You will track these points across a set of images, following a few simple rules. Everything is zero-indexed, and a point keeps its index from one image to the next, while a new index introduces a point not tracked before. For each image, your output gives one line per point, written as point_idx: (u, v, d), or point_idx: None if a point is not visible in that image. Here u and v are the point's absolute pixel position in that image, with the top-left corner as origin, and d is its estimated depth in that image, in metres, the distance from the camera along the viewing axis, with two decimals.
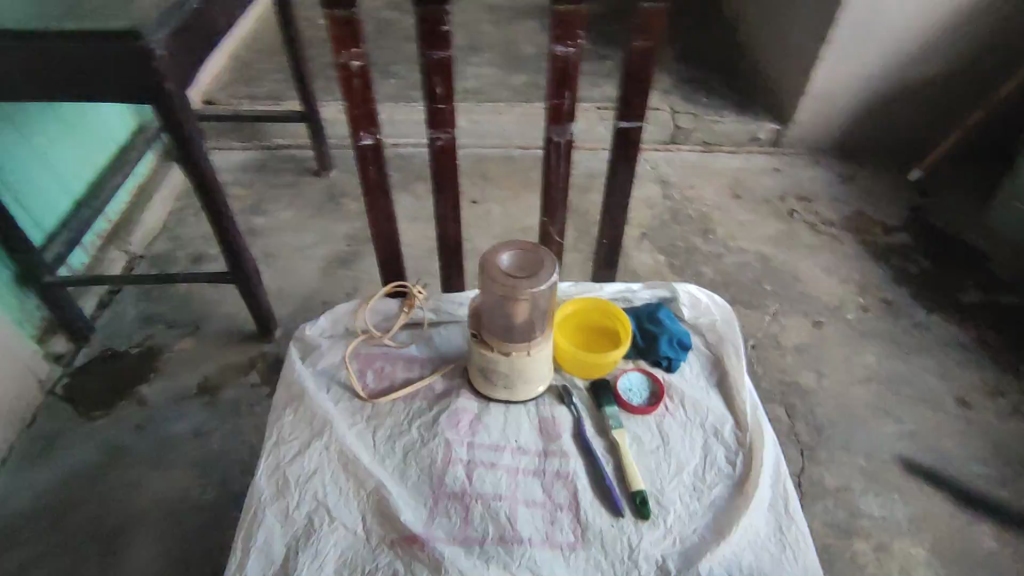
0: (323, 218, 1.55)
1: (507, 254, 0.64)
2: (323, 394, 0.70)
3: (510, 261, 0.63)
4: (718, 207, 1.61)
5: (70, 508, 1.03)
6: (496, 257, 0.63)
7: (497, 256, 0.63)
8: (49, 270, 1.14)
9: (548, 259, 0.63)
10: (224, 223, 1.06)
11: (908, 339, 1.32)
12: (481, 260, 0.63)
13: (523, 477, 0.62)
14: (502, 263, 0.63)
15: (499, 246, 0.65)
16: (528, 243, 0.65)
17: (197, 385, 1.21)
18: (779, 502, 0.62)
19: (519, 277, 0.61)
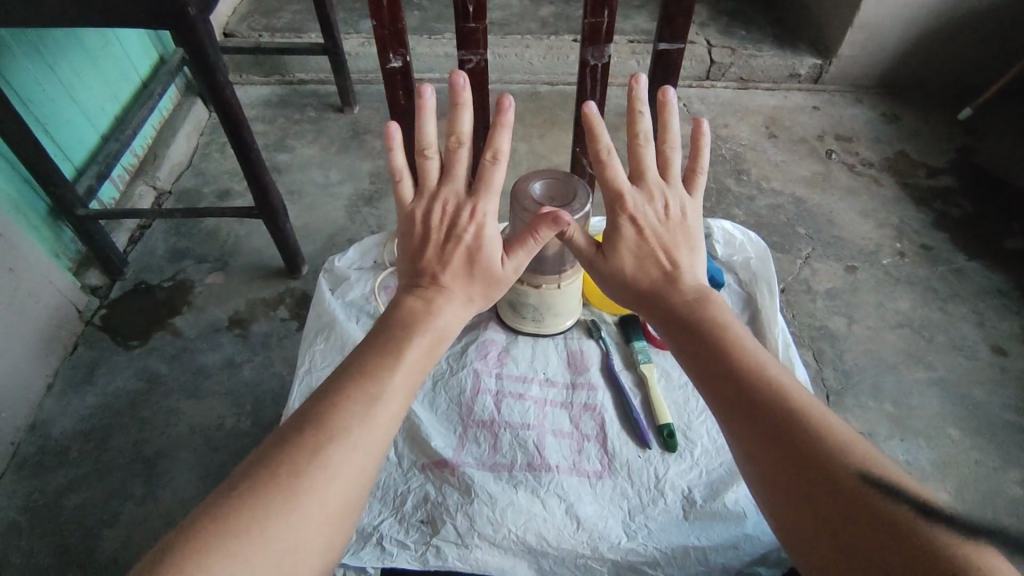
0: (347, 155, 1.53)
1: (538, 183, 0.65)
2: (352, 324, 0.73)
3: (540, 190, 0.65)
4: (752, 146, 1.55)
5: (114, 431, 1.08)
6: (529, 185, 0.65)
7: (527, 185, 0.65)
8: (82, 203, 1.14)
9: (580, 188, 0.65)
10: (250, 156, 1.05)
11: (945, 287, 1.28)
12: (513, 189, 0.65)
13: (551, 408, 0.63)
14: (533, 191, 0.64)
15: (531, 175, 0.66)
16: (559, 171, 0.67)
17: (229, 318, 1.23)
18: None
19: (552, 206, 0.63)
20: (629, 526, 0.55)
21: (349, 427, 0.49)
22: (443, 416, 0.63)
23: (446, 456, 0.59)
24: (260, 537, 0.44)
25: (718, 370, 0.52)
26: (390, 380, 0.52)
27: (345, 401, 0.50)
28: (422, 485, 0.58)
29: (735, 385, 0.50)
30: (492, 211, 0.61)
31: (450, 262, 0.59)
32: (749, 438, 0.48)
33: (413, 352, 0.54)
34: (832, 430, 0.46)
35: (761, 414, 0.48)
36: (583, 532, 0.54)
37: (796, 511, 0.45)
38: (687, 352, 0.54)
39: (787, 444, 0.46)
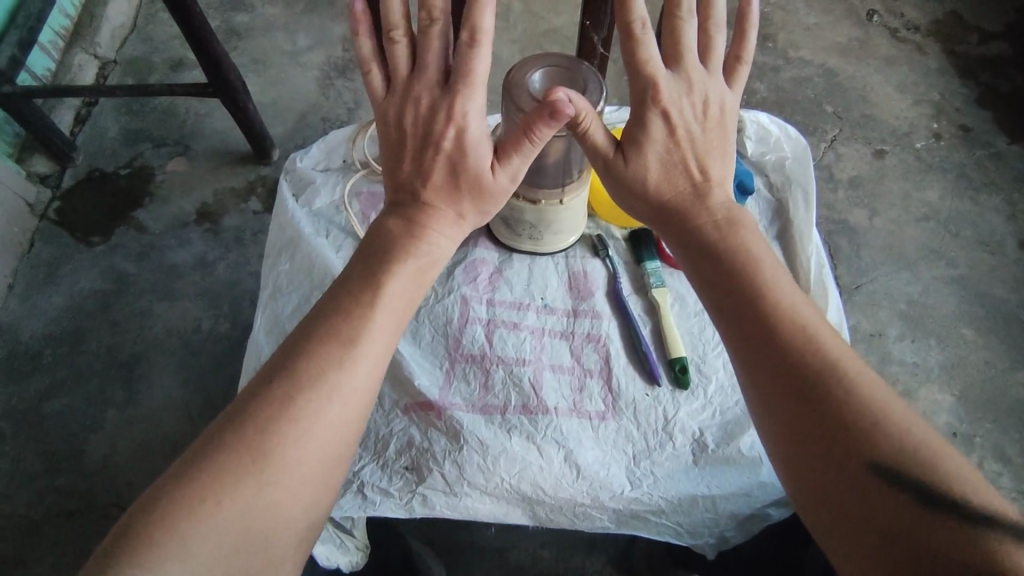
0: (314, 14, 1.32)
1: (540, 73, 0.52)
2: (321, 240, 0.64)
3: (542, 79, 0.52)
4: (782, 5, 1.34)
5: (86, 335, 1.02)
6: (527, 77, 0.52)
7: (525, 73, 0.52)
8: (5, 78, 0.98)
9: (590, 76, 0.52)
10: (192, 20, 0.89)
11: (981, 175, 1.17)
12: (507, 78, 0.52)
13: (549, 340, 0.60)
14: (534, 83, 0.52)
15: (529, 64, 0.53)
16: (567, 57, 0.54)
17: (195, 210, 1.12)
18: None
19: None
20: (633, 473, 0.55)
21: (323, 380, 0.42)
22: (429, 348, 0.59)
23: (431, 398, 0.56)
24: (232, 503, 0.38)
25: (735, 300, 0.45)
26: (373, 321, 0.45)
27: (321, 346, 0.43)
28: (406, 428, 0.56)
29: (753, 320, 0.43)
30: (481, 105, 0.49)
31: (440, 173, 0.49)
32: (762, 381, 0.42)
33: (394, 285, 0.46)
34: (857, 378, 0.40)
35: (779, 354, 0.41)
36: (583, 481, 0.54)
37: (807, 467, 0.39)
38: (702, 279, 0.47)
39: (805, 393, 0.40)
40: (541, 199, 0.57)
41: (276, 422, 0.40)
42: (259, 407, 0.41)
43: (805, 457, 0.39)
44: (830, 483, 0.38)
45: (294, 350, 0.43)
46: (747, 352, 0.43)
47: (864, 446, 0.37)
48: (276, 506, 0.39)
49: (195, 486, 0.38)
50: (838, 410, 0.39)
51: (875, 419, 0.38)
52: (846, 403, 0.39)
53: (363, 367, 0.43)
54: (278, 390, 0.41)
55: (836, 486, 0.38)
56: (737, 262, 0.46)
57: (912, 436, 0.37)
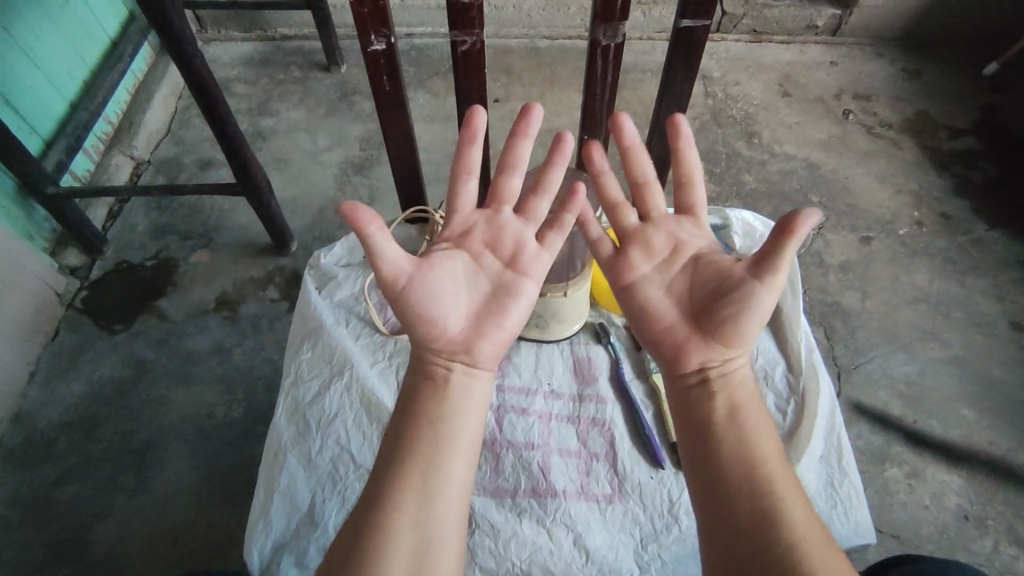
0: (335, 118, 1.44)
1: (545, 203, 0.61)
2: (341, 330, 0.74)
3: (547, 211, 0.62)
4: (765, 106, 1.46)
5: (101, 422, 1.05)
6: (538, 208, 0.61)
7: (537, 208, 0.61)
8: (51, 180, 1.06)
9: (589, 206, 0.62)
10: (227, 131, 0.96)
11: (965, 259, 1.23)
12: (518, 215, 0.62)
13: (556, 425, 0.67)
14: (542, 215, 0.61)
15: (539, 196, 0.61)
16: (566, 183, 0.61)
17: (215, 299, 1.18)
18: (833, 455, 0.68)
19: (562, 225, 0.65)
20: (640, 556, 0.60)
21: (414, 486, 0.49)
22: None
23: None
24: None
25: (719, 439, 0.52)
26: (448, 425, 0.52)
27: (405, 457, 0.50)
28: None
29: (732, 459, 0.50)
30: (534, 266, 0.58)
31: (484, 322, 0.55)
32: (727, 513, 0.48)
33: (462, 398, 0.53)
34: (812, 542, 0.46)
35: (749, 494, 0.48)
36: (592, 565, 0.59)
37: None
38: (686, 414, 0.54)
39: (762, 532, 0.46)
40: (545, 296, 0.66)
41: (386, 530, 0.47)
42: (365, 519, 0.48)
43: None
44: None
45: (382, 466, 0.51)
46: (722, 484, 0.50)
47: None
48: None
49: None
50: (786, 556, 0.45)
51: (817, 574, 0.44)
52: (795, 555, 0.45)
53: (452, 464, 0.51)
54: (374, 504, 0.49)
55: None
56: (727, 407, 0.53)
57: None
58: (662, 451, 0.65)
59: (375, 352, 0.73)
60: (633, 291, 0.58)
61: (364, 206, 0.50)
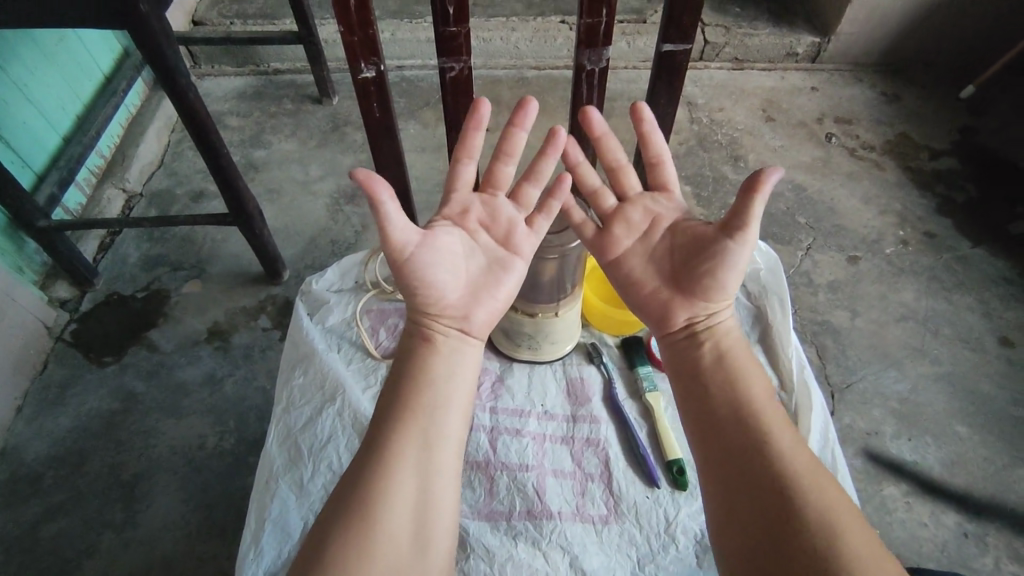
0: (327, 148, 1.46)
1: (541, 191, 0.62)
2: (334, 354, 0.74)
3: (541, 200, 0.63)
4: (749, 131, 1.49)
5: (88, 456, 1.03)
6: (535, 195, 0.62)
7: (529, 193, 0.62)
8: (43, 214, 1.06)
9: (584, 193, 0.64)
10: (220, 161, 0.97)
11: (951, 276, 1.25)
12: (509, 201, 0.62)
13: (550, 445, 0.67)
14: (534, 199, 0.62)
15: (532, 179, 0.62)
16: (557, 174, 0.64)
17: (207, 328, 1.17)
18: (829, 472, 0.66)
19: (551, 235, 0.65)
20: None
21: (411, 445, 0.50)
22: None
23: None
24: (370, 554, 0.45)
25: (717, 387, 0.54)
26: (438, 384, 0.53)
27: (398, 421, 0.51)
28: None
29: (731, 405, 0.53)
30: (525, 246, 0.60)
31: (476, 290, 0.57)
32: (731, 455, 0.51)
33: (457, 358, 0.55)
34: (809, 476, 0.49)
35: (748, 435, 0.51)
36: None
37: (748, 532, 0.47)
38: (684, 368, 0.57)
39: (763, 470, 0.49)
40: (537, 313, 0.67)
41: (383, 492, 0.48)
42: (361, 483, 0.48)
43: (751, 520, 0.47)
44: (770, 551, 0.45)
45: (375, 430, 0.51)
46: (724, 429, 0.52)
47: (798, 523, 0.46)
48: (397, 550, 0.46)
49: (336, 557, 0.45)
50: (786, 490, 0.47)
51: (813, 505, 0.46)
52: (794, 490, 0.47)
53: (442, 424, 0.52)
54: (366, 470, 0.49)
55: (765, 551, 0.46)
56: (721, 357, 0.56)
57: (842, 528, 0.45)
58: (657, 470, 0.65)
59: (367, 376, 0.73)
60: (618, 264, 0.61)
61: (376, 176, 0.50)
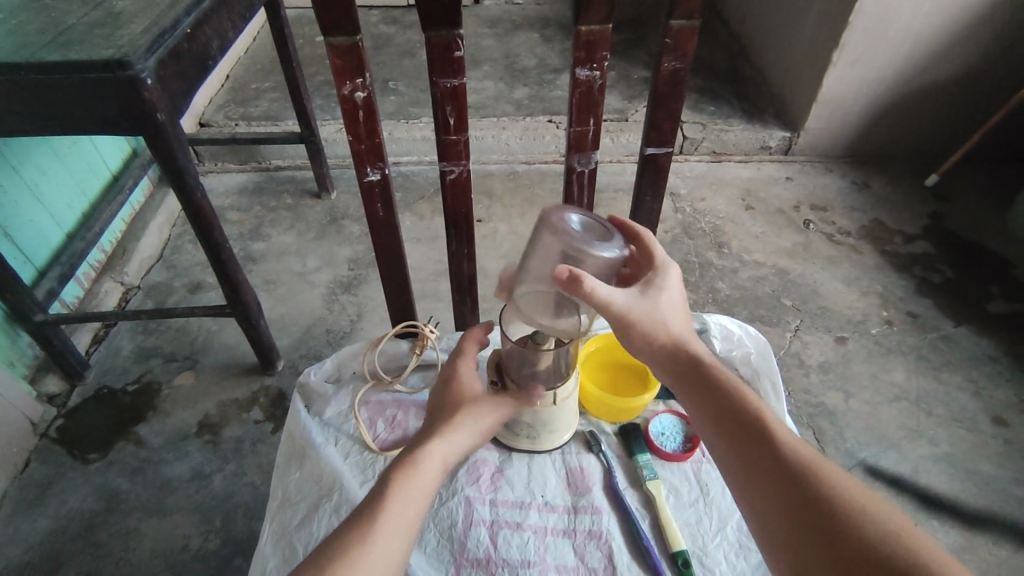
0: (325, 240, 1.50)
1: (575, 214, 0.65)
2: (330, 448, 0.73)
3: (576, 224, 0.65)
4: (731, 219, 1.56)
5: (63, 561, 0.97)
6: (567, 218, 0.64)
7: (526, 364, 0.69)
8: (40, 307, 1.07)
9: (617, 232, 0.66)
10: (220, 254, 0.99)
11: (938, 355, 1.27)
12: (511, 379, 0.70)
13: (551, 538, 0.66)
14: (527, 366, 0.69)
15: (564, 207, 0.66)
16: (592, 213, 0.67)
17: (197, 422, 1.15)
18: None
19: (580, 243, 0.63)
20: None
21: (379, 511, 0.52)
22: (435, 554, 0.65)
23: None
24: None
25: (705, 399, 0.58)
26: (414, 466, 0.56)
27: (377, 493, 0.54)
28: None
29: (721, 411, 0.57)
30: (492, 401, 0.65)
31: (448, 422, 0.61)
32: (736, 460, 0.54)
33: (428, 474, 0.56)
34: (815, 458, 0.52)
35: (751, 443, 0.54)
36: None
37: (783, 539, 0.50)
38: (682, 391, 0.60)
39: (770, 466, 0.52)
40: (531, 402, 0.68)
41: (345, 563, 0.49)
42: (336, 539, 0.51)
43: (777, 520, 0.50)
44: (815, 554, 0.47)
45: (354, 523, 0.52)
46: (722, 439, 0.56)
47: (822, 507, 0.48)
48: None
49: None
50: (797, 478, 0.51)
51: (828, 488, 0.49)
52: (810, 482, 0.50)
53: (407, 495, 0.54)
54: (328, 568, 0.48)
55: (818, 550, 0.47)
56: (700, 369, 0.60)
57: (860, 498, 0.49)
58: (662, 563, 0.64)
59: (365, 470, 0.72)
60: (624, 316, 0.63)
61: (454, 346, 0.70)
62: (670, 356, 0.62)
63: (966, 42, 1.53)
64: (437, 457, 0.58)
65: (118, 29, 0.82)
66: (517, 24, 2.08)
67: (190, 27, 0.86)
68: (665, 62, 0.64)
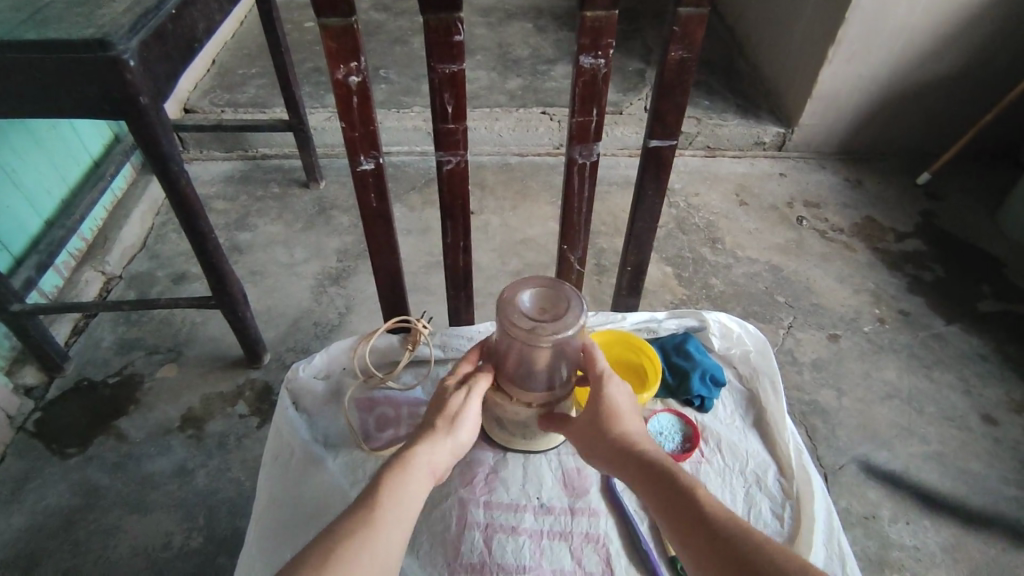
0: (313, 231, 1.47)
1: (527, 293, 0.63)
2: (319, 446, 0.71)
3: (529, 301, 0.62)
4: (725, 214, 1.55)
5: (40, 559, 0.95)
6: (517, 297, 0.62)
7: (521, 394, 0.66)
8: (17, 297, 1.03)
9: (571, 298, 0.63)
10: (206, 245, 0.96)
11: (928, 353, 1.27)
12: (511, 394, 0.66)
13: (549, 542, 0.64)
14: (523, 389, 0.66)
15: (514, 287, 0.63)
16: (547, 280, 0.65)
17: (180, 416, 1.12)
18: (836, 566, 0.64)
19: (543, 321, 0.60)
20: None
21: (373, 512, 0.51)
22: (427, 558, 0.63)
23: None
24: None
25: (653, 485, 0.56)
26: (405, 468, 0.55)
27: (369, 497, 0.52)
28: None
29: (670, 499, 0.55)
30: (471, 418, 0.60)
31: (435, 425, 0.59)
32: (691, 555, 0.52)
33: (419, 482, 0.54)
34: (775, 555, 0.49)
35: (705, 541, 0.51)
36: None
37: None
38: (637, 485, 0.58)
39: (720, 559, 0.50)
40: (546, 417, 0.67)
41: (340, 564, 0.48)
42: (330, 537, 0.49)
43: None
44: None
45: (348, 526, 0.50)
46: (675, 536, 0.53)
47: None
48: None
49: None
50: (751, 566, 0.48)
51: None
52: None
53: (401, 495, 0.53)
54: (324, 564, 0.47)
55: None
56: (644, 456, 0.58)
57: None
58: (661, 567, 0.63)
59: (355, 470, 0.70)
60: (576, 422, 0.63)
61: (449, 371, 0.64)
62: (619, 451, 0.60)
63: (962, 40, 1.52)
64: (427, 462, 0.56)
65: (98, 8, 0.79)
66: (510, 13, 2.05)
67: (174, 7, 0.83)
68: (672, 50, 0.62)
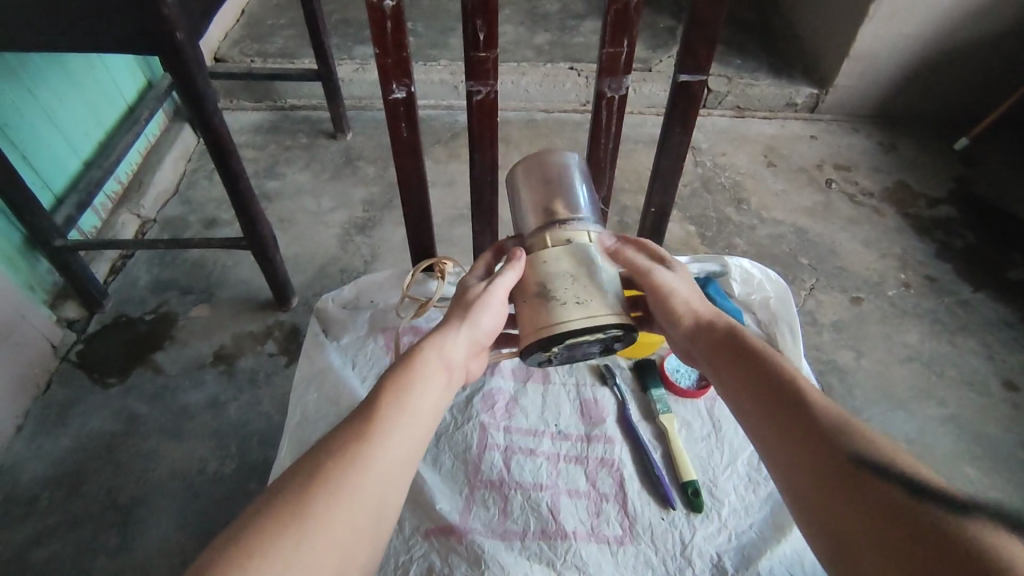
0: (340, 181, 1.49)
1: None
2: (347, 370, 0.76)
3: None
4: (752, 175, 1.53)
5: (85, 478, 1.01)
6: None
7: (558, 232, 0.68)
8: (60, 233, 1.08)
9: None
10: (239, 184, 0.99)
11: (953, 319, 1.26)
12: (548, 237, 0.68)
13: (564, 465, 0.74)
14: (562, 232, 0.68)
15: None
16: None
17: (213, 352, 1.17)
18: None
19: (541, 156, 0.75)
20: None
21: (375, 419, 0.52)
22: (449, 476, 0.73)
23: (453, 521, 0.69)
24: (324, 496, 0.47)
25: (735, 367, 0.61)
26: (408, 375, 0.56)
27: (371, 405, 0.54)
28: (426, 552, 0.68)
29: (746, 363, 0.61)
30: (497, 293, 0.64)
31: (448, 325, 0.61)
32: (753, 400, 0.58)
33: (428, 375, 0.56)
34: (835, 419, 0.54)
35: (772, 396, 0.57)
36: None
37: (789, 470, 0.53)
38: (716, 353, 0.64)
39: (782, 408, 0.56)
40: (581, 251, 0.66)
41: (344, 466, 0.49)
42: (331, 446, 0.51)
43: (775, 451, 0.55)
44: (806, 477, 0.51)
45: (351, 429, 0.52)
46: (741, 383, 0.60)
47: (853, 472, 0.49)
48: (349, 499, 0.48)
49: (278, 555, 0.43)
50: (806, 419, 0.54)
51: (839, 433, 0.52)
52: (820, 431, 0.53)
53: (403, 400, 0.54)
54: (327, 467, 0.49)
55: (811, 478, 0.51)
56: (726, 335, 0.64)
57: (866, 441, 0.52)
58: (673, 492, 0.72)
59: None
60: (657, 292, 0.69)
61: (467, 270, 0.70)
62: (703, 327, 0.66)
63: None
64: (437, 356, 0.59)
65: None
66: None
67: None
68: None
